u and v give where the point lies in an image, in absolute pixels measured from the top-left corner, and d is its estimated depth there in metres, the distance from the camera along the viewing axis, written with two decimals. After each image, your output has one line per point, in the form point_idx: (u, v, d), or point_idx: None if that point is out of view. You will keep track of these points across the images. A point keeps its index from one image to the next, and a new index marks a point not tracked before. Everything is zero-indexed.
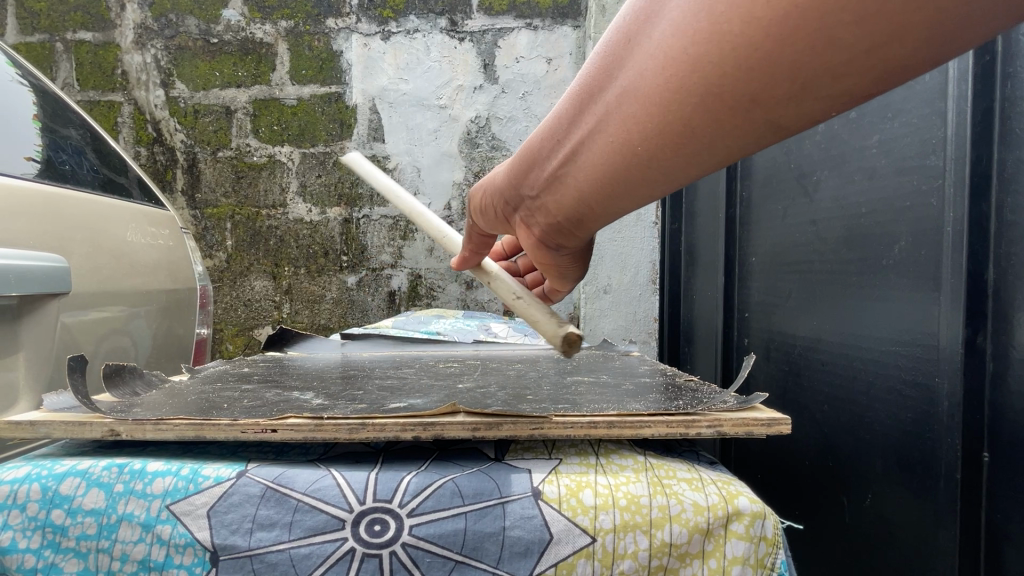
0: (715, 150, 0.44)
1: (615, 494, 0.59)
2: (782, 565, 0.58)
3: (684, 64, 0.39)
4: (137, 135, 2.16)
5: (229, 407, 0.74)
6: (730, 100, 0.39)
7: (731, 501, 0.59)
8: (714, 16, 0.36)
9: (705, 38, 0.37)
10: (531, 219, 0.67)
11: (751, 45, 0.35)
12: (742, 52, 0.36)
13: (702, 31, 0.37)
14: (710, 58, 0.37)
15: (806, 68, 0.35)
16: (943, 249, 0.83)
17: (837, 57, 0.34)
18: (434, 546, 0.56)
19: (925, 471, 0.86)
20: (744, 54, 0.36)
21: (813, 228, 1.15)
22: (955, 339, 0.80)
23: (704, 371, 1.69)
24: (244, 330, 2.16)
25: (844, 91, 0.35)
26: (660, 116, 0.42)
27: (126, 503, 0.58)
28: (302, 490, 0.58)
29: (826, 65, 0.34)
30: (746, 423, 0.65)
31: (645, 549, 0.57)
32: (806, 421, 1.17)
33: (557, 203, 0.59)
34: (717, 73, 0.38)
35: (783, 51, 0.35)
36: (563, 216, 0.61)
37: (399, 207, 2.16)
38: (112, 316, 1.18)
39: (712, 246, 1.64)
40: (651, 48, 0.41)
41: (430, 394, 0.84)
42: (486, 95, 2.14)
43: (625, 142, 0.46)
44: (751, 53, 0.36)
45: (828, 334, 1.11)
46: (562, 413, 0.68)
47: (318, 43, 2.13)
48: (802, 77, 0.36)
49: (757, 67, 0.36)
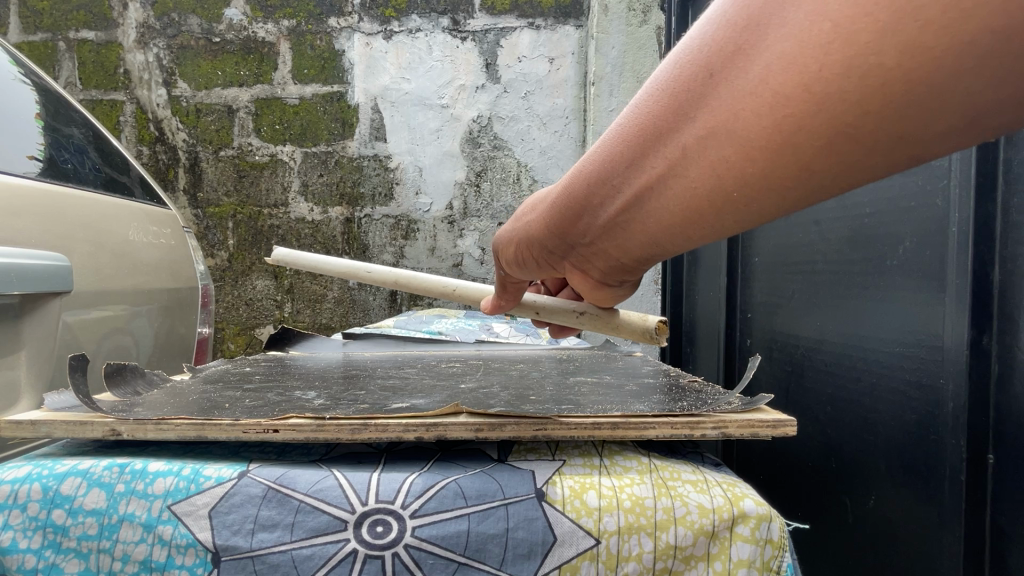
0: (828, 193, 0.38)
1: (619, 496, 0.59)
2: (788, 569, 0.57)
3: (795, 113, 0.32)
4: (139, 134, 2.16)
5: (230, 407, 0.74)
6: (852, 146, 0.33)
7: (736, 503, 0.59)
8: (834, 60, 0.29)
9: (825, 83, 0.30)
10: (586, 255, 0.61)
11: (887, 83, 0.29)
12: (871, 93, 0.29)
13: (825, 66, 0.30)
14: (833, 104, 0.31)
15: (947, 109, 0.29)
16: (949, 250, 0.82)
17: (997, 93, 0.27)
18: (437, 548, 0.56)
19: (931, 473, 0.85)
20: (873, 95, 0.29)
21: (816, 228, 1.15)
22: (961, 341, 0.80)
23: (706, 371, 1.69)
24: (246, 329, 2.16)
25: (1002, 124, 0.30)
26: (763, 159, 0.36)
27: (127, 503, 0.58)
28: (304, 490, 0.58)
29: (986, 100, 0.28)
30: (751, 424, 0.64)
31: (650, 552, 0.57)
32: (810, 423, 1.17)
33: (623, 242, 0.54)
34: (844, 120, 0.31)
35: (927, 91, 0.28)
36: (627, 252, 0.56)
37: (401, 207, 2.15)
38: (113, 316, 1.18)
39: (714, 246, 1.63)
40: (747, 86, 0.34)
41: (432, 394, 0.84)
42: (488, 94, 2.14)
43: (715, 187, 0.40)
44: (887, 96, 0.29)
45: (833, 335, 1.10)
46: (566, 413, 0.68)
47: (320, 42, 2.10)
48: (954, 115, 0.29)
49: (895, 109, 0.30)
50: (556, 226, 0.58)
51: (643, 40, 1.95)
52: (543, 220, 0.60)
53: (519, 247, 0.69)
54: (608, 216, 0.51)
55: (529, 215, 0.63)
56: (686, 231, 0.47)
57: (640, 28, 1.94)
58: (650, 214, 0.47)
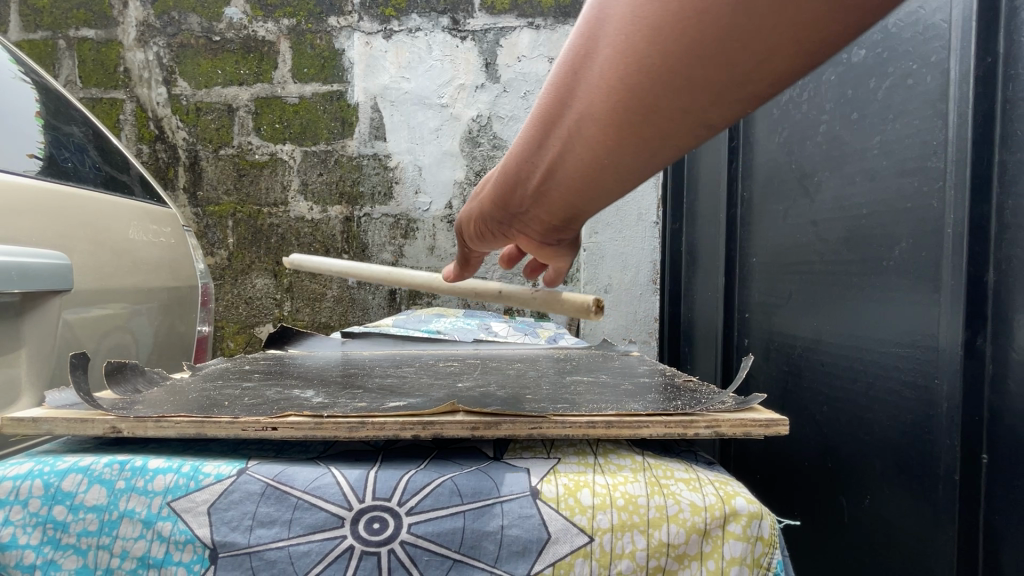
0: (698, 131, 0.41)
1: (612, 494, 0.60)
2: (779, 566, 0.58)
3: (648, 62, 0.36)
4: (139, 132, 2.16)
5: (229, 405, 0.74)
6: (699, 82, 0.36)
7: (728, 501, 0.59)
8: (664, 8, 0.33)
9: (660, 32, 0.34)
10: (526, 227, 0.64)
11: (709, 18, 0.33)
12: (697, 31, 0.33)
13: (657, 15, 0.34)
14: (676, 48, 0.35)
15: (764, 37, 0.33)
16: (943, 251, 0.83)
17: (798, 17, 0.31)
18: (432, 544, 0.56)
19: (924, 472, 0.86)
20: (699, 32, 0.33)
21: (813, 229, 1.16)
22: (955, 341, 0.80)
23: (703, 371, 1.69)
24: (245, 328, 2.17)
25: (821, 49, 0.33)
26: (632, 108, 0.40)
27: (128, 500, 0.59)
28: (302, 487, 0.59)
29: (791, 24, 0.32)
30: (744, 424, 0.65)
31: (643, 549, 0.58)
32: (806, 422, 1.18)
33: (549, 211, 0.57)
34: (685, 58, 0.35)
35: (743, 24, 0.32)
36: (557, 219, 0.59)
37: (400, 206, 2.16)
38: (113, 313, 1.19)
39: (712, 246, 1.64)
40: (606, 44, 0.38)
41: (430, 393, 0.84)
42: (488, 94, 2.14)
43: (605, 145, 0.44)
44: (712, 33, 0.33)
45: (829, 336, 1.11)
46: (562, 412, 0.68)
47: (320, 41, 2.13)
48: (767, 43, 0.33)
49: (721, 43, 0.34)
50: (496, 205, 0.61)
51: None
52: (487, 203, 0.63)
53: (474, 226, 0.73)
54: (531, 189, 0.55)
55: (475, 199, 0.67)
56: (596, 188, 0.50)
57: None
58: (560, 183, 0.51)
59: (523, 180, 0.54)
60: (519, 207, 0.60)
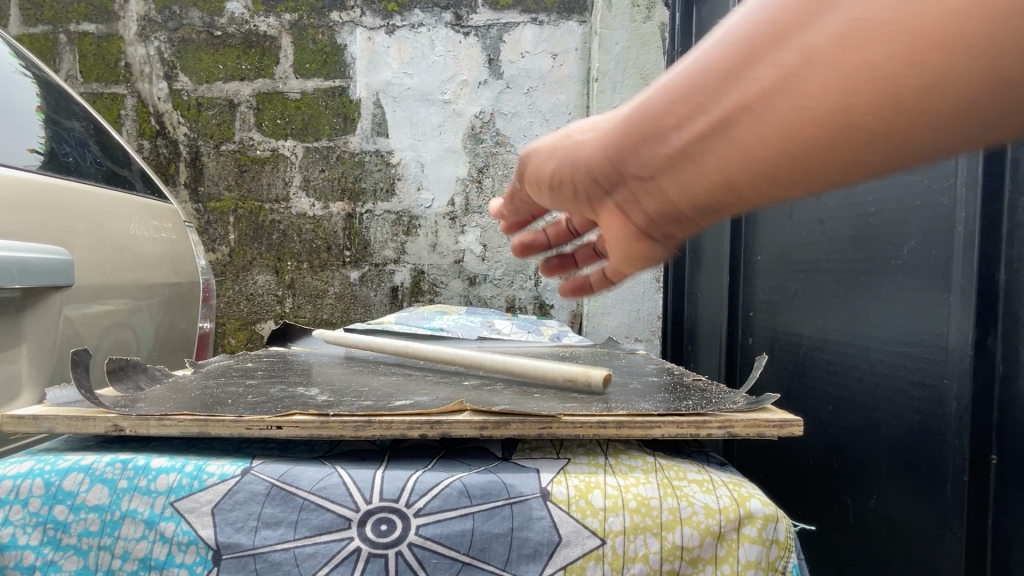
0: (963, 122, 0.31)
1: (624, 495, 0.59)
2: (795, 569, 0.57)
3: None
4: (140, 128, 2.15)
5: (233, 403, 0.73)
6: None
7: (742, 504, 0.58)
8: None
9: None
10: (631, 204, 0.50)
11: None
12: None
13: None
14: None
15: None
16: (955, 250, 0.81)
17: None
18: (441, 547, 0.56)
19: (933, 472, 0.85)
20: None
21: (820, 227, 1.14)
22: (966, 342, 0.79)
23: (707, 369, 1.68)
24: (247, 324, 2.16)
25: None
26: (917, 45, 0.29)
27: (130, 499, 0.58)
28: (308, 488, 0.58)
29: None
30: (758, 424, 0.64)
31: (656, 553, 0.57)
32: (812, 422, 1.16)
33: (680, 185, 0.44)
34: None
35: None
36: (683, 204, 0.46)
37: (402, 203, 2.14)
38: (115, 309, 1.18)
39: (717, 244, 1.62)
40: None
41: (435, 391, 0.83)
42: (491, 90, 2.12)
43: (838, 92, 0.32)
44: None
45: (836, 335, 1.09)
46: (570, 412, 0.67)
47: (322, 36, 2.12)
48: None
49: None
50: (606, 154, 0.48)
51: (648, 36, 1.94)
52: (594, 149, 0.49)
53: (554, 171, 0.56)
54: (671, 149, 0.42)
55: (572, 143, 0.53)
56: (770, 167, 0.38)
57: (644, 24, 1.93)
58: (726, 146, 0.39)
59: (665, 133, 0.42)
60: (640, 172, 0.46)
